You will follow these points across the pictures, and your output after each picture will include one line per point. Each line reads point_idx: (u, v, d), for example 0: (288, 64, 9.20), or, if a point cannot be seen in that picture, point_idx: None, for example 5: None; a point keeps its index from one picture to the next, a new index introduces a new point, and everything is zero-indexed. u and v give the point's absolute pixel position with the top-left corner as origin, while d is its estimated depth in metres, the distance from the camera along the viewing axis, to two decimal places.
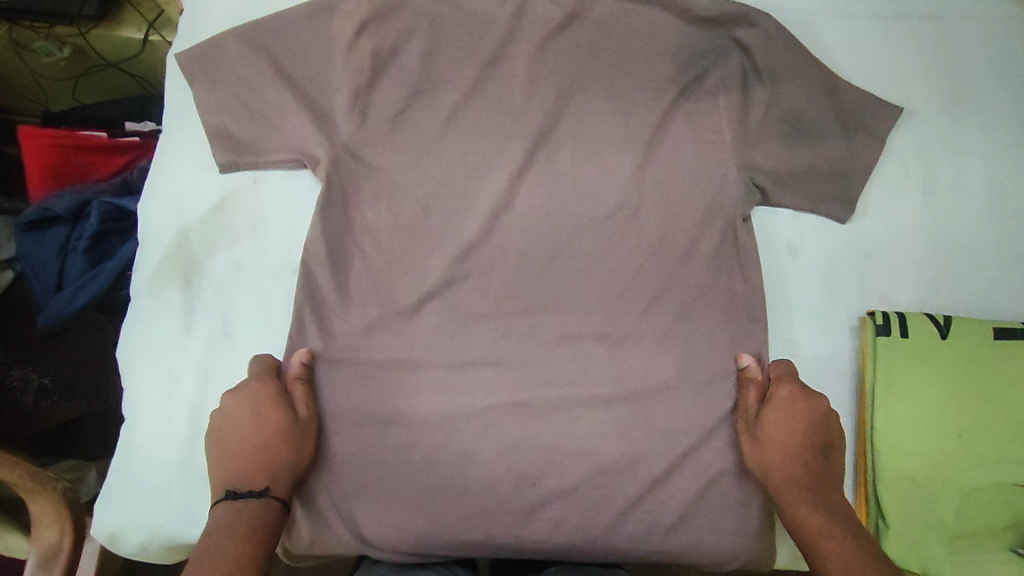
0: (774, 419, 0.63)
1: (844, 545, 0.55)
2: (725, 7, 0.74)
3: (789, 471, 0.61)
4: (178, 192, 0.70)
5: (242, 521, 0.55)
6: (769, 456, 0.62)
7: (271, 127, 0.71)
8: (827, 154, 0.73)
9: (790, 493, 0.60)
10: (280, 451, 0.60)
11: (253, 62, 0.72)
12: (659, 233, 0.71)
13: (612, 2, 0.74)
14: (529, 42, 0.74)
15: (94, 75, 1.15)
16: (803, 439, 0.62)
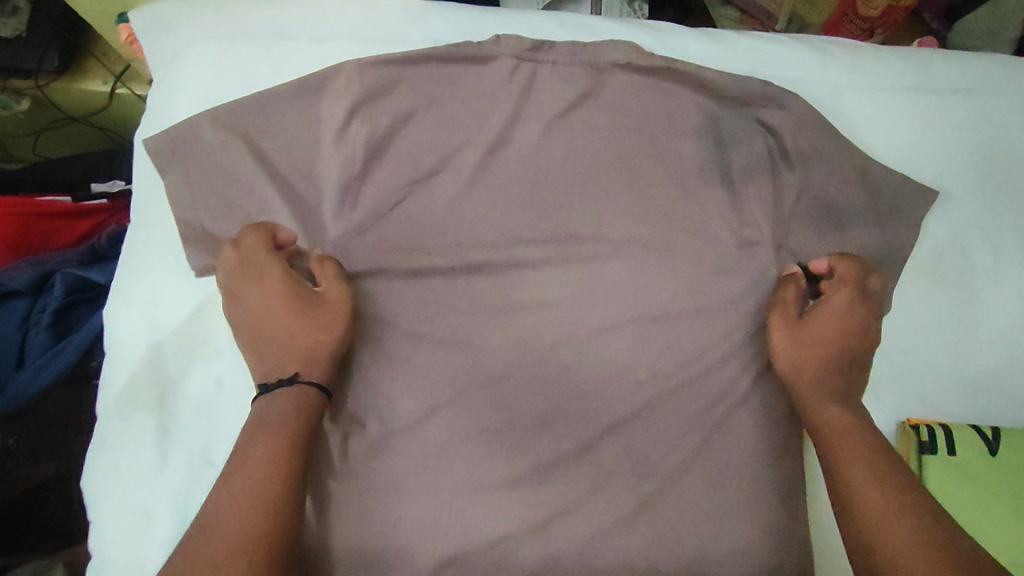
0: (818, 315, 0.62)
1: (868, 449, 0.55)
2: (747, 87, 0.70)
3: (816, 369, 0.60)
4: (150, 300, 0.63)
5: (260, 422, 0.53)
6: (804, 351, 0.61)
7: (254, 224, 0.64)
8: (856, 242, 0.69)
9: (805, 386, 0.60)
10: (285, 321, 0.58)
11: (237, 151, 0.66)
12: (688, 328, 0.65)
13: (625, 78, 0.69)
14: (540, 123, 0.68)
15: (58, 128, 1.06)
16: (845, 346, 0.61)
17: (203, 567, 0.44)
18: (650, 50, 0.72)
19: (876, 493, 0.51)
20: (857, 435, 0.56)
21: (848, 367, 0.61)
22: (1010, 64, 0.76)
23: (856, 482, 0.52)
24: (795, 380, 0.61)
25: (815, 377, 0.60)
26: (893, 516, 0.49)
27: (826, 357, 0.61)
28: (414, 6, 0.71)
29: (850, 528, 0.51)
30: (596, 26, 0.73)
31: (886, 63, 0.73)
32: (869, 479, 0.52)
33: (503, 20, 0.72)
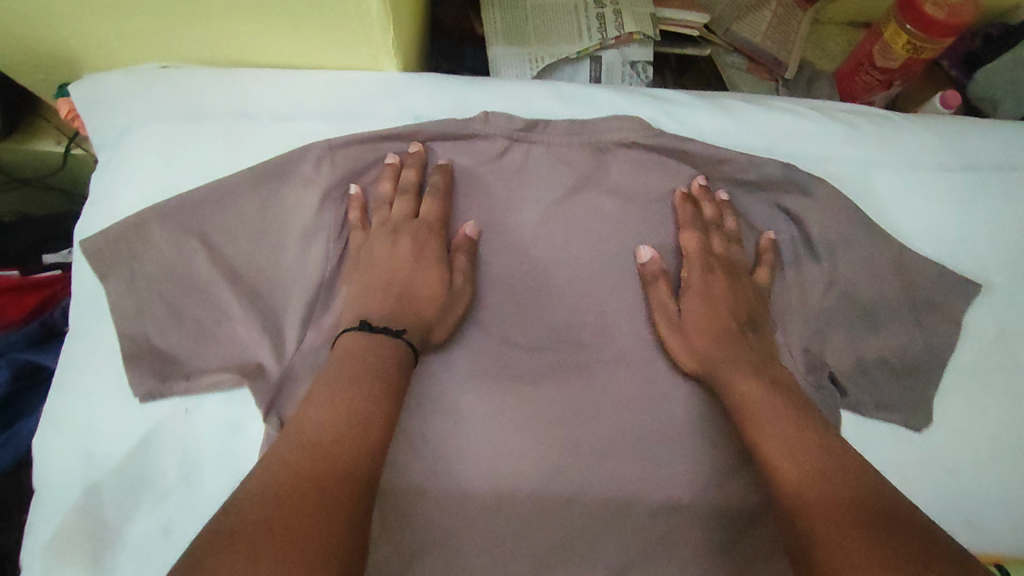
0: (706, 284, 0.59)
1: (803, 458, 0.46)
2: (766, 169, 0.62)
3: (709, 347, 0.56)
4: (86, 432, 0.54)
5: (373, 359, 0.50)
6: (693, 335, 0.57)
7: (209, 338, 0.56)
8: (890, 341, 0.62)
9: (711, 369, 0.54)
10: (424, 293, 0.56)
11: (190, 250, 0.58)
12: (713, 450, 0.55)
13: (632, 157, 0.62)
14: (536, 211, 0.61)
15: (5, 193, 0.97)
16: (726, 316, 0.57)
17: (309, 519, 0.39)
18: (659, 126, 0.64)
19: (813, 505, 0.43)
20: (784, 431, 0.48)
21: (744, 342, 0.56)
22: None
23: (796, 496, 0.44)
24: (703, 367, 0.55)
25: (733, 363, 0.54)
26: (841, 534, 0.40)
27: (716, 334, 0.56)
28: (391, 77, 0.62)
29: (796, 535, 0.43)
30: (597, 100, 0.65)
31: (919, 137, 0.66)
32: (814, 496, 0.43)
33: (492, 93, 0.64)
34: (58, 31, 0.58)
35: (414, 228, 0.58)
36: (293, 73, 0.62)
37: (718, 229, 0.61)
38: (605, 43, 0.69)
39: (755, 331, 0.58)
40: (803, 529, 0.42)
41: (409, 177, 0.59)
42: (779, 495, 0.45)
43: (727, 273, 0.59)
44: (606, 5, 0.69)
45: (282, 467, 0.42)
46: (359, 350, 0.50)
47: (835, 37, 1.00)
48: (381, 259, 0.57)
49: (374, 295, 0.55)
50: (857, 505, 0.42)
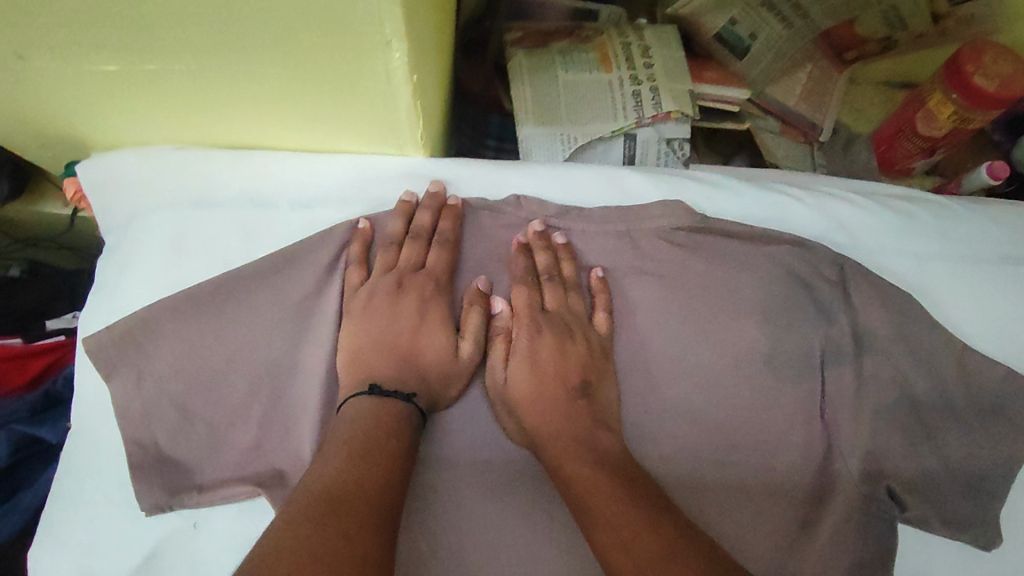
0: (532, 345, 0.53)
1: (598, 478, 0.48)
2: (817, 260, 0.58)
3: (538, 383, 0.52)
4: (86, 545, 0.51)
5: (397, 426, 0.48)
6: (544, 372, 0.53)
7: (219, 441, 0.52)
8: (963, 447, 0.55)
9: (531, 416, 0.51)
10: (438, 360, 0.52)
11: (200, 344, 0.53)
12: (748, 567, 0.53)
13: (676, 240, 0.58)
14: (571, 305, 0.55)
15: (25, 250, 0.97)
16: (558, 372, 0.53)
17: None
18: (704, 211, 0.59)
19: (599, 519, 0.46)
20: (585, 456, 0.49)
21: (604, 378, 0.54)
22: None
23: (594, 501, 0.47)
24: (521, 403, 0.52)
25: (544, 398, 0.52)
26: (618, 546, 0.44)
27: (540, 382, 0.52)
28: (419, 164, 0.58)
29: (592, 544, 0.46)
30: (639, 184, 0.60)
31: (973, 228, 0.62)
32: (611, 507, 0.46)
33: (525, 178, 0.59)
34: (69, 112, 0.55)
35: (428, 285, 0.54)
36: (312, 157, 0.57)
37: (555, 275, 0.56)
38: (641, 121, 0.67)
39: (586, 397, 0.52)
40: (596, 538, 0.45)
41: (423, 221, 0.55)
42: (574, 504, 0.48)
43: (566, 324, 0.54)
44: (641, 82, 0.68)
45: (320, 505, 0.41)
46: (386, 411, 0.48)
47: (871, 98, 0.97)
48: (392, 320, 0.53)
49: (381, 360, 0.52)
50: (636, 512, 0.45)
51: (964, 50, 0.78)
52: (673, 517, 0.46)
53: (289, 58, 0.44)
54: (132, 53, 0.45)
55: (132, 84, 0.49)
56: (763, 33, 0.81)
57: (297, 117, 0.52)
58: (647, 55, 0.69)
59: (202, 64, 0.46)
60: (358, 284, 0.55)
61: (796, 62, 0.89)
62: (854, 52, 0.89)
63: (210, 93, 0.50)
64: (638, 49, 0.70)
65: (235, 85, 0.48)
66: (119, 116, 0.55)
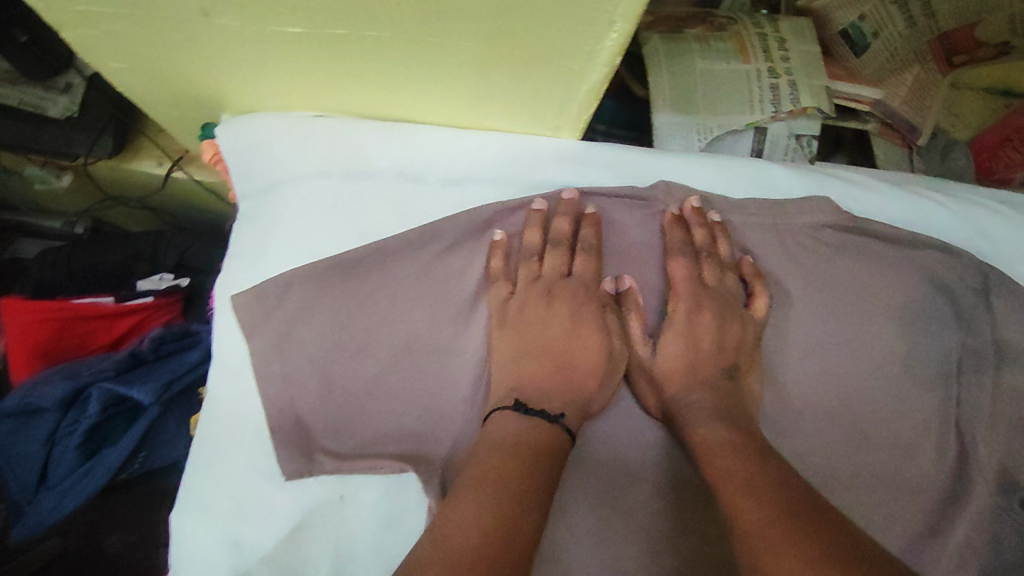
0: (691, 320, 0.53)
1: (732, 445, 0.46)
2: (959, 267, 0.57)
3: (688, 360, 0.53)
4: (236, 509, 0.50)
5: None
6: (691, 349, 0.53)
7: (366, 411, 0.52)
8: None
9: (677, 382, 0.52)
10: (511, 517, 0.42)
11: (349, 317, 0.53)
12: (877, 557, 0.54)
13: (822, 238, 0.57)
14: (726, 282, 0.55)
15: (116, 206, 0.98)
16: (713, 360, 0.53)
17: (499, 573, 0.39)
18: (848, 207, 0.59)
19: (727, 479, 0.44)
20: (725, 421, 0.49)
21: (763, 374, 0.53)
22: None
23: (718, 468, 0.45)
24: (670, 373, 0.52)
25: (694, 377, 0.52)
26: (750, 499, 0.41)
27: (689, 369, 0.52)
28: (570, 146, 0.57)
29: (724, 514, 0.42)
30: (784, 179, 0.59)
31: None
32: (741, 465, 0.44)
33: (673, 166, 0.58)
34: (220, 74, 0.54)
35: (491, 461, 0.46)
36: (462, 134, 0.56)
37: (710, 256, 0.55)
38: (777, 115, 0.66)
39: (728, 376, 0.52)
40: (725, 497, 0.43)
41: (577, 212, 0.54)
42: (704, 475, 0.46)
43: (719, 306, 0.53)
44: (779, 75, 0.66)
45: None
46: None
47: (971, 103, 0.96)
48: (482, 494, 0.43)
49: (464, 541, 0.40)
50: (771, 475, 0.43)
51: None
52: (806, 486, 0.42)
53: (493, 30, 0.43)
54: (323, 19, 0.44)
55: (306, 49, 0.49)
56: (886, 33, 0.79)
57: (467, 92, 0.52)
58: (783, 47, 0.68)
59: (393, 32, 0.45)
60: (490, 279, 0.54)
61: (907, 63, 0.87)
62: (964, 56, 0.88)
63: (387, 62, 0.49)
64: (774, 41, 0.68)
65: (419, 54, 0.47)
66: (269, 79, 0.54)
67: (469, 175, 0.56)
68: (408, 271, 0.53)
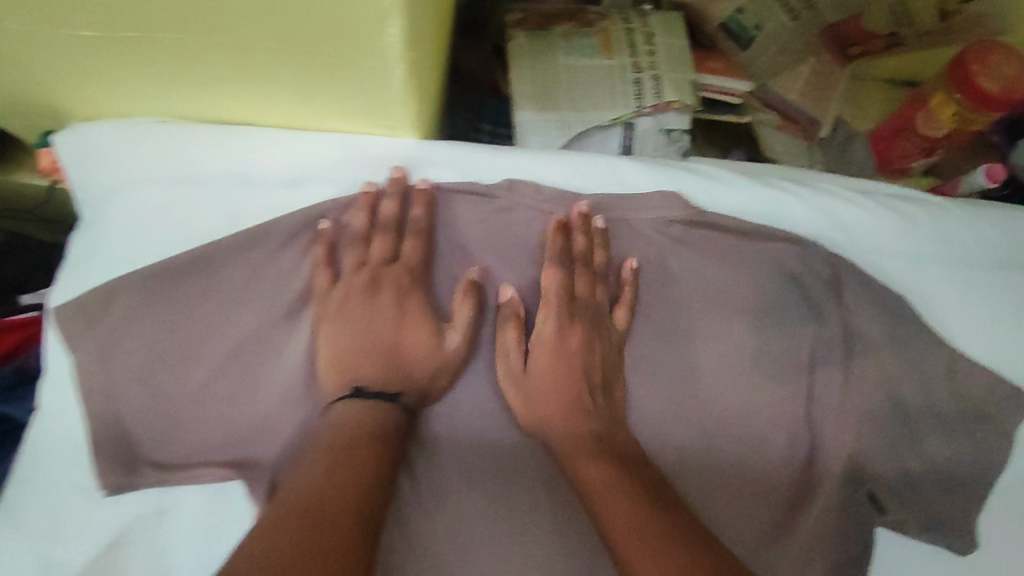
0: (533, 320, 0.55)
1: (596, 454, 0.51)
2: (806, 259, 0.58)
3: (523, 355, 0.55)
4: (50, 528, 0.49)
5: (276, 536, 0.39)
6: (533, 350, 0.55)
7: (196, 422, 0.51)
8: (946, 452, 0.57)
9: (522, 382, 0.54)
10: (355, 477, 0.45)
11: (180, 323, 0.52)
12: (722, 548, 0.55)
13: (669, 233, 0.57)
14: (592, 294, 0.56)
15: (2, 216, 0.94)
16: (581, 372, 0.54)
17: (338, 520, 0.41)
18: (698, 201, 0.59)
19: (592, 481, 0.50)
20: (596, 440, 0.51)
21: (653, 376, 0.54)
22: None
23: (599, 499, 0.49)
24: (529, 385, 0.54)
25: (563, 391, 0.54)
26: (633, 535, 0.45)
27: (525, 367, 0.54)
28: (410, 146, 0.56)
29: (604, 535, 0.47)
30: (633, 173, 0.59)
31: (967, 226, 0.62)
32: (623, 495, 0.48)
33: (519, 164, 0.57)
34: (32, 84, 0.51)
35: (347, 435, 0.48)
36: (299, 135, 0.54)
37: (585, 266, 0.56)
38: (642, 110, 0.65)
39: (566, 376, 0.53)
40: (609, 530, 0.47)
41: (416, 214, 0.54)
42: (582, 495, 0.50)
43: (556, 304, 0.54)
44: (643, 69, 0.65)
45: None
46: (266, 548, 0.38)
47: (871, 96, 0.95)
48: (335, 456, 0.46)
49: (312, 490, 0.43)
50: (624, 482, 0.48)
51: (970, 49, 0.78)
52: (689, 523, 0.47)
53: (278, 28, 0.41)
54: (109, 22, 0.42)
55: (101, 56, 0.46)
56: (770, 25, 0.79)
57: (289, 96, 0.50)
58: (649, 41, 0.67)
59: (186, 36, 0.43)
60: (329, 284, 0.53)
61: (800, 56, 0.87)
62: (859, 48, 0.88)
63: (189, 69, 0.46)
64: (640, 36, 0.67)
65: (221, 58, 0.45)
66: (83, 92, 0.52)
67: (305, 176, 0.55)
68: (241, 277, 0.53)
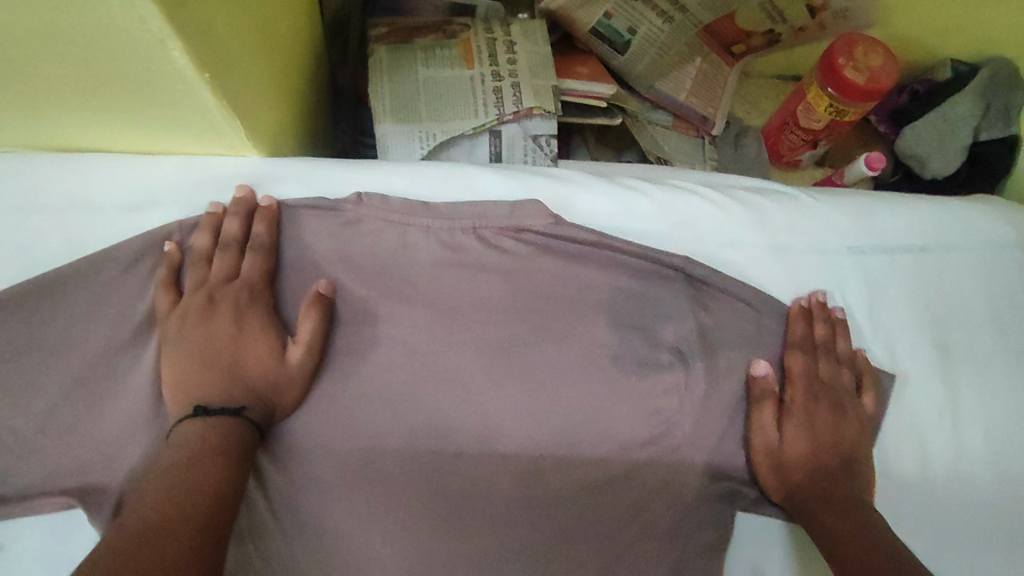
0: (385, 333, 0.55)
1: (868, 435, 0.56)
2: (660, 255, 0.58)
3: (383, 368, 0.55)
4: None
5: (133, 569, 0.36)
6: (387, 361, 0.55)
7: (38, 449, 0.51)
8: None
9: (382, 397, 0.55)
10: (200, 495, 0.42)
11: (17, 351, 0.51)
12: (584, 541, 0.55)
13: (522, 237, 0.58)
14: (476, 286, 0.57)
15: None
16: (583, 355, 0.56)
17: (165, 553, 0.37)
18: (551, 206, 0.59)
19: (781, 468, 0.55)
20: (831, 509, 0.52)
21: (835, 402, 0.56)
22: (982, 202, 0.65)
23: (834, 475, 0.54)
24: (393, 394, 0.55)
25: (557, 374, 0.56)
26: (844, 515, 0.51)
27: (383, 378, 0.55)
28: (256, 164, 0.56)
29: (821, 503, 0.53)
30: (487, 181, 0.59)
31: (830, 214, 0.62)
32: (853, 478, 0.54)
33: (371, 178, 0.58)
34: None
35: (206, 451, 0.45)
36: (145, 159, 0.55)
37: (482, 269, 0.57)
38: (503, 118, 0.66)
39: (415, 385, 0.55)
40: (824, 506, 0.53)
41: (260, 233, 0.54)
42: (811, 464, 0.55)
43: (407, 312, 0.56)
44: (502, 78, 0.67)
45: None
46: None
47: (765, 92, 0.98)
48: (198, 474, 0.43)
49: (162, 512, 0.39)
50: (836, 507, 0.52)
51: (836, 45, 0.81)
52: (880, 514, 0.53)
53: (67, 57, 0.40)
54: None
55: None
56: (644, 28, 0.81)
57: (115, 119, 0.50)
58: (511, 50, 0.68)
59: None
60: (170, 306, 0.52)
61: (684, 57, 0.89)
62: (741, 46, 0.91)
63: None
64: (501, 45, 0.69)
65: (27, 85, 0.44)
66: None
67: (152, 199, 0.55)
68: (84, 303, 0.52)
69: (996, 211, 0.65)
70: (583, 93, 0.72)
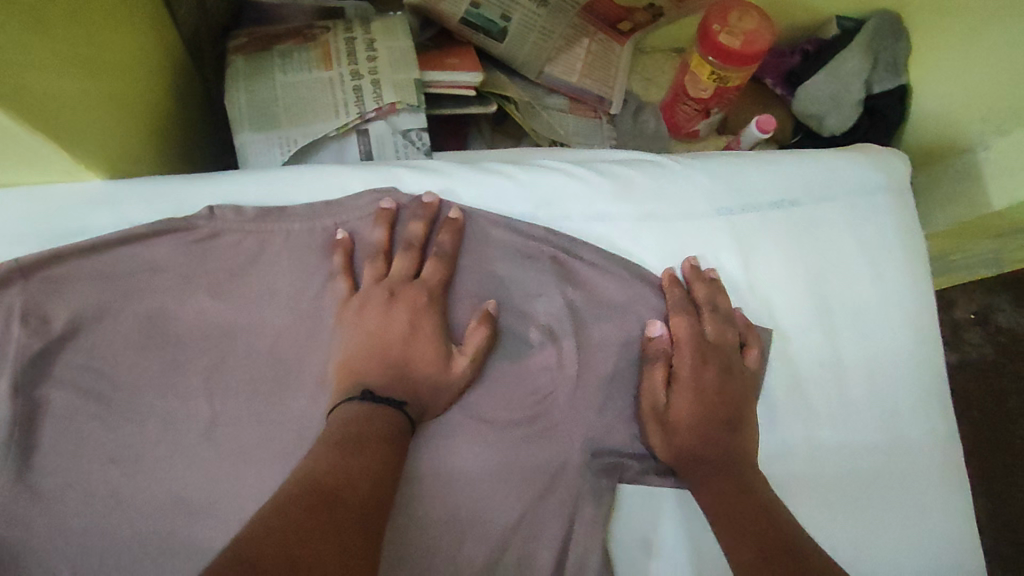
0: (248, 346, 0.53)
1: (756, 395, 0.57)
2: (528, 236, 0.58)
3: (248, 382, 0.53)
4: None
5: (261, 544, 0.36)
6: (251, 375, 0.53)
7: None
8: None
9: (248, 415, 0.52)
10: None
11: None
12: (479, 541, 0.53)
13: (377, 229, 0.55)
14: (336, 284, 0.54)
15: None
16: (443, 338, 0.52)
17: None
18: (410, 194, 0.57)
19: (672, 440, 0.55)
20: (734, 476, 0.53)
21: (724, 364, 0.56)
22: (846, 151, 0.66)
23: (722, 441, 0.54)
24: (261, 409, 0.52)
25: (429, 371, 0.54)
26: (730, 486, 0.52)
27: (249, 393, 0.52)
28: (94, 187, 0.54)
29: (709, 472, 0.53)
30: (343, 178, 0.57)
31: (695, 178, 0.61)
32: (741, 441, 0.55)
33: (217, 188, 0.55)
34: None
35: None
36: None
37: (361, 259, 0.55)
38: (365, 116, 0.65)
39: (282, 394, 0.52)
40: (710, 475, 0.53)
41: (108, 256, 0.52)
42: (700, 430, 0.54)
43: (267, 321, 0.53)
44: (362, 76, 0.66)
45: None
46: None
47: (662, 66, 0.98)
48: None
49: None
50: (727, 477, 0.53)
51: (711, 12, 0.81)
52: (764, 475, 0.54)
53: None
54: None
55: None
56: (517, 13, 0.82)
57: None
58: (370, 47, 0.68)
59: None
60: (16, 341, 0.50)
61: (570, 38, 0.88)
62: (626, 22, 0.90)
63: None
64: (361, 43, 0.68)
65: None
66: None
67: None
68: None
69: (864, 159, 0.65)
70: (448, 84, 0.74)
